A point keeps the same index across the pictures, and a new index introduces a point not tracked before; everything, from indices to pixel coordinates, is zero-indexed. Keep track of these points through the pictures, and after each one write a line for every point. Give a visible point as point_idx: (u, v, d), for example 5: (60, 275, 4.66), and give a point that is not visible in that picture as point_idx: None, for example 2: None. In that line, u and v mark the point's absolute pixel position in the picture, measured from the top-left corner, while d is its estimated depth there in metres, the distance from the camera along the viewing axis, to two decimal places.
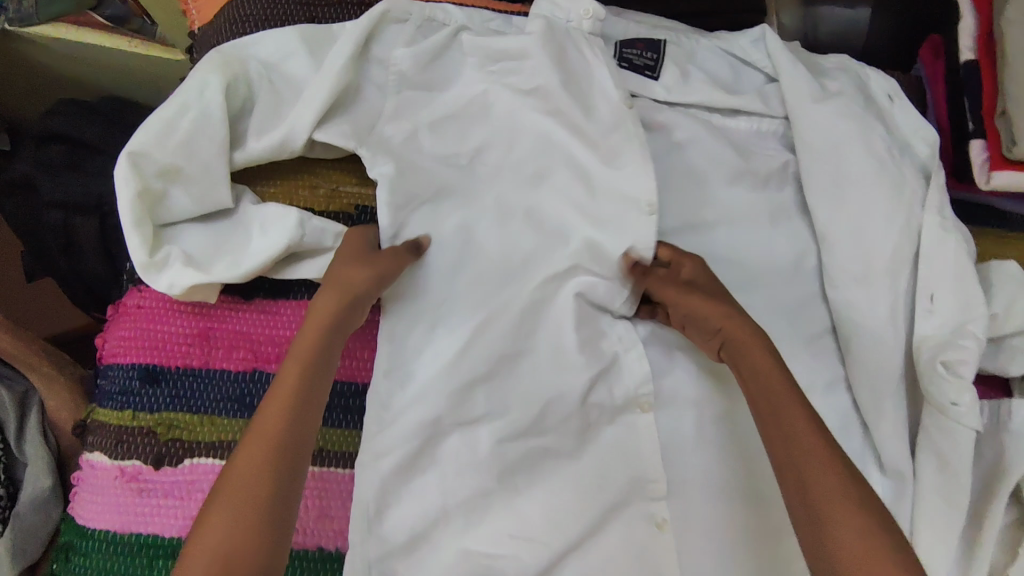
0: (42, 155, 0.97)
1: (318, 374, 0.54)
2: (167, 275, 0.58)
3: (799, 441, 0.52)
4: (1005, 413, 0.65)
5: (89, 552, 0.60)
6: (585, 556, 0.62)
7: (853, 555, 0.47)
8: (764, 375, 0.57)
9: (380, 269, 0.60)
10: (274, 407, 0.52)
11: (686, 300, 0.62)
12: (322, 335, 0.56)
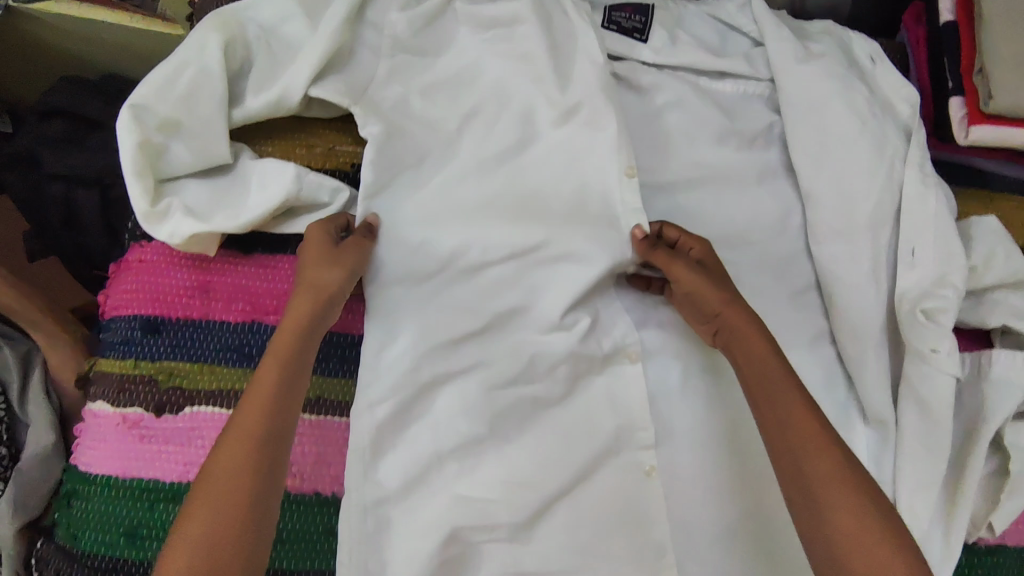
0: (45, 131, 0.98)
1: (295, 372, 0.56)
2: (169, 225, 0.60)
3: (793, 427, 0.56)
4: (986, 364, 0.66)
5: (91, 497, 0.62)
6: (575, 500, 0.64)
7: (843, 533, 0.52)
8: (759, 362, 0.60)
9: (349, 267, 0.60)
10: (253, 406, 0.54)
11: (689, 280, 0.63)
12: (299, 333, 0.58)
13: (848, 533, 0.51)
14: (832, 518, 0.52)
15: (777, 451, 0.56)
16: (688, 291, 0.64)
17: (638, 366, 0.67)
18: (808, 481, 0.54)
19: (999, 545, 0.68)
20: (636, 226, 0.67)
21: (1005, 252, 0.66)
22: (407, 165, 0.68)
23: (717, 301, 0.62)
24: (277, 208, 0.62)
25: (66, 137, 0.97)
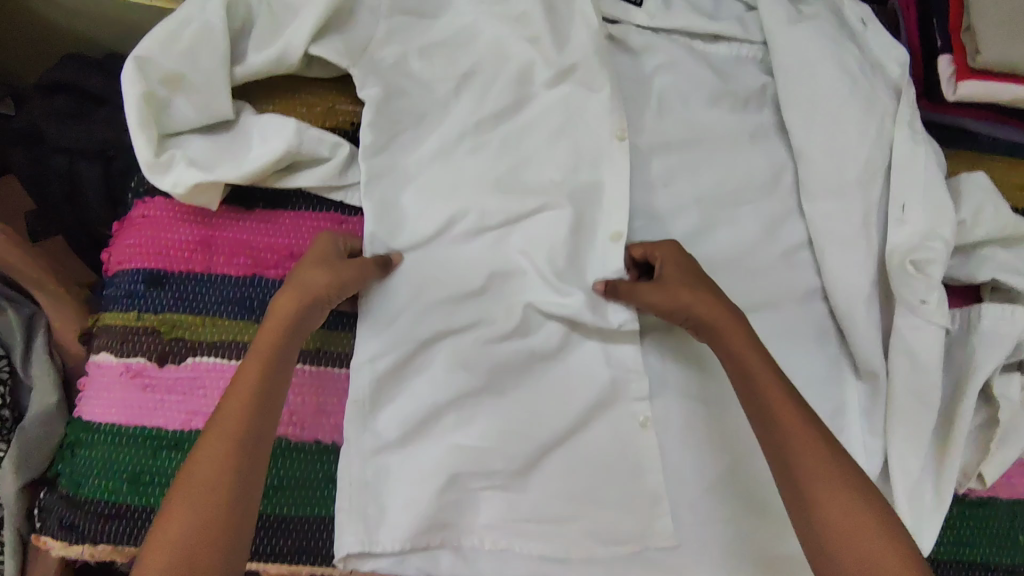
0: (50, 105, 0.96)
1: (275, 377, 0.57)
2: (172, 175, 0.61)
3: (784, 428, 0.57)
4: (975, 318, 0.68)
5: (95, 445, 0.63)
6: (570, 450, 0.65)
7: (837, 527, 0.53)
8: (744, 367, 0.60)
9: (342, 276, 0.60)
10: (232, 409, 0.55)
11: (656, 298, 0.63)
12: (281, 336, 0.58)
13: (842, 527, 0.53)
14: (825, 515, 0.54)
15: (770, 452, 0.58)
16: (657, 309, 0.63)
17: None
18: (800, 479, 0.56)
19: (990, 497, 0.69)
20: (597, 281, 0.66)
21: (993, 208, 0.67)
22: (404, 126, 0.69)
23: (681, 303, 0.62)
24: (278, 161, 0.63)
25: (67, 108, 0.95)
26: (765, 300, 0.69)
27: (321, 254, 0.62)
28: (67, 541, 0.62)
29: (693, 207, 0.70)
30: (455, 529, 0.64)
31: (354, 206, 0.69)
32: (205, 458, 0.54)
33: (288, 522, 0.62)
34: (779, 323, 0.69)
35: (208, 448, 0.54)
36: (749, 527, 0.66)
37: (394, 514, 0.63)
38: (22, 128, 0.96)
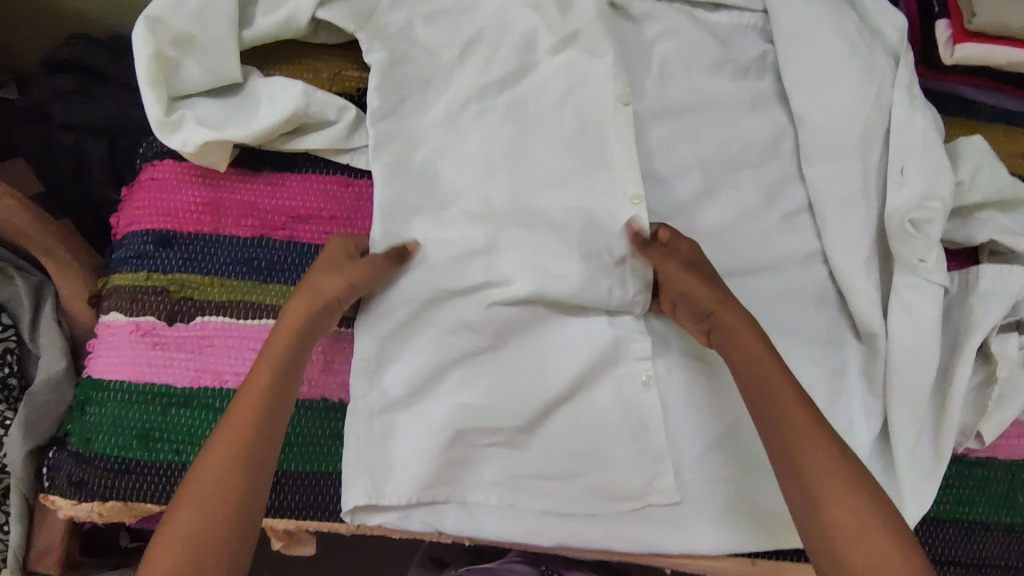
0: (54, 82, 0.93)
1: (287, 377, 0.58)
2: (182, 134, 0.62)
3: (793, 422, 0.55)
4: (973, 279, 0.68)
5: (105, 403, 0.63)
6: (574, 409, 0.66)
7: (846, 530, 0.51)
8: (754, 363, 0.58)
9: (351, 277, 0.61)
10: (243, 408, 0.55)
11: (680, 277, 0.62)
12: (292, 341, 0.58)
13: (849, 528, 0.51)
14: (834, 517, 0.51)
15: (778, 452, 0.55)
16: (678, 285, 0.62)
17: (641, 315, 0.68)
18: (808, 480, 0.53)
19: (988, 458, 0.70)
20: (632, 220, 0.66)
21: (989, 171, 0.69)
22: (408, 94, 0.69)
23: (704, 307, 0.61)
24: (286, 122, 0.64)
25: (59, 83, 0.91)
26: (765, 262, 0.70)
27: (334, 259, 0.63)
28: (75, 499, 0.63)
29: (696, 170, 0.71)
30: (459, 485, 0.66)
31: (360, 169, 0.70)
32: (216, 458, 0.53)
33: (297, 478, 0.65)
34: (779, 285, 0.70)
35: (219, 444, 0.54)
36: (750, 485, 0.67)
37: (399, 470, 0.65)
38: (26, 106, 0.93)
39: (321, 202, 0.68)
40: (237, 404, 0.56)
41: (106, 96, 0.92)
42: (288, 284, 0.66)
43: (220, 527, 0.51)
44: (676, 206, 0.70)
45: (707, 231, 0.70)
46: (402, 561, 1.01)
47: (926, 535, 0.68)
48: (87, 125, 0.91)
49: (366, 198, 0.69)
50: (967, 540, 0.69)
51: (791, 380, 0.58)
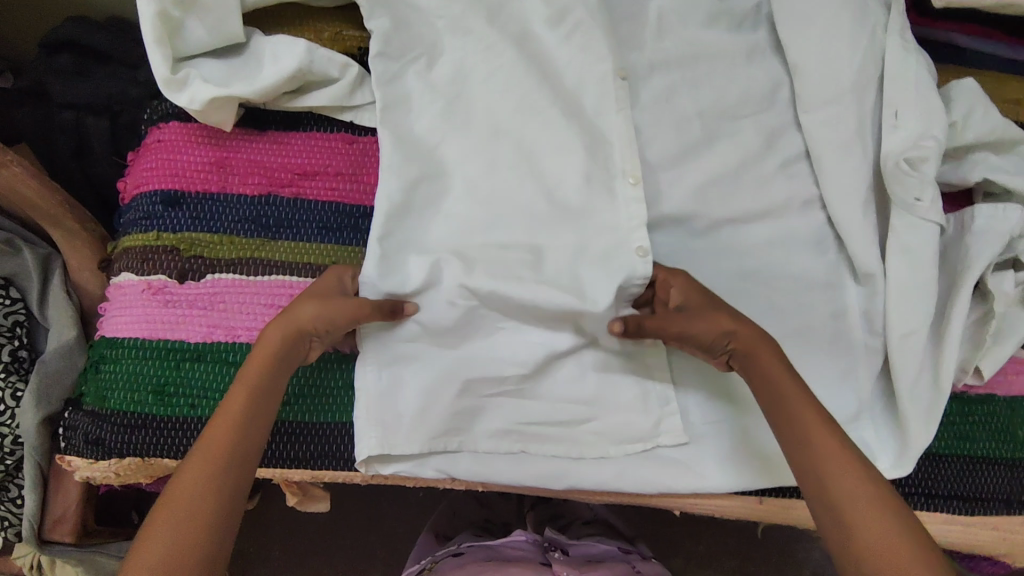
0: (53, 63, 0.88)
1: (262, 403, 0.57)
2: (188, 92, 0.63)
3: (820, 447, 0.55)
4: (968, 218, 0.70)
5: (119, 360, 0.65)
6: (580, 358, 0.67)
7: (878, 551, 0.50)
8: (778, 389, 0.58)
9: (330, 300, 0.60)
10: (218, 434, 0.55)
11: (691, 321, 0.60)
12: (271, 361, 0.58)
13: (877, 546, 0.50)
14: (863, 542, 0.50)
15: (807, 478, 0.55)
16: (689, 331, 0.60)
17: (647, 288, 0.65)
18: (840, 507, 0.52)
19: (987, 395, 0.71)
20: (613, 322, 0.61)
21: (981, 112, 0.71)
22: (410, 59, 0.70)
23: (721, 331, 0.60)
24: (289, 79, 0.65)
25: (52, 57, 0.89)
26: (764, 209, 0.71)
27: (321, 291, 0.62)
28: (93, 457, 0.65)
29: (695, 120, 0.71)
30: (469, 435, 0.67)
31: (364, 127, 0.71)
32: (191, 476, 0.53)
33: (310, 428, 0.67)
34: (777, 231, 0.72)
35: (190, 473, 0.53)
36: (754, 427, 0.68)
37: (409, 424, 0.66)
38: (27, 87, 0.89)
39: (326, 160, 0.69)
40: (211, 433, 0.55)
41: (105, 75, 0.88)
42: (296, 240, 0.68)
43: (186, 560, 0.49)
44: (677, 155, 0.71)
45: (708, 180, 0.71)
46: (408, 531, 1.02)
47: (927, 471, 0.70)
48: (86, 103, 0.85)
49: (369, 154, 0.70)
50: (969, 475, 0.70)
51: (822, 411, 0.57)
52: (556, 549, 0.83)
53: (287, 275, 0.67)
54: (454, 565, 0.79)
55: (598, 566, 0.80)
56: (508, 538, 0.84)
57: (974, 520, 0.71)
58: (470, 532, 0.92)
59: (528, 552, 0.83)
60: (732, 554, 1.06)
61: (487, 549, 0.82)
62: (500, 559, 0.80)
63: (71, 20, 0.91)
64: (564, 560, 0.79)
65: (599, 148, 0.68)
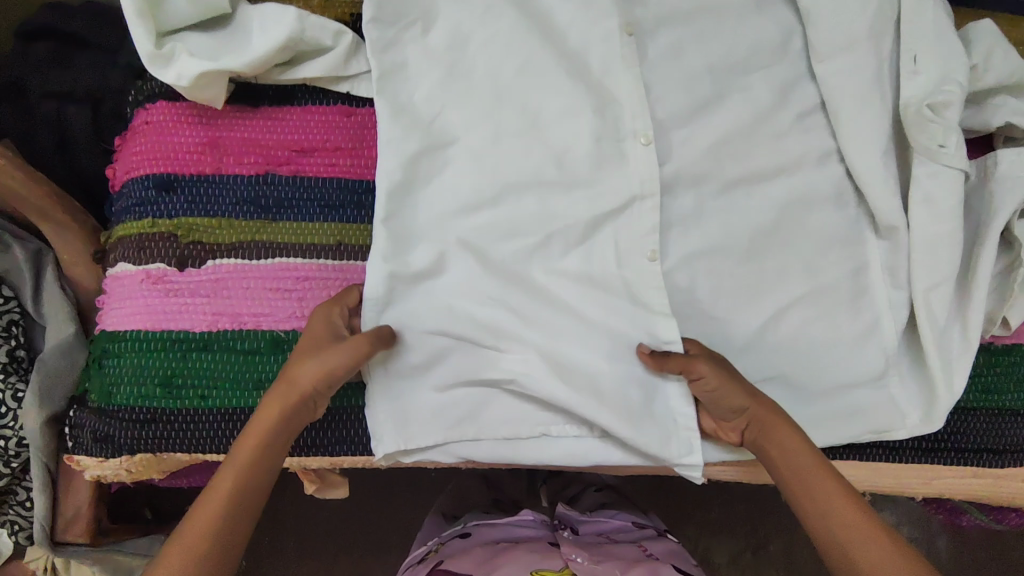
0: (28, 51, 0.84)
1: (253, 488, 0.53)
2: (175, 68, 0.60)
3: (839, 515, 0.53)
4: (992, 164, 0.67)
5: (123, 353, 0.62)
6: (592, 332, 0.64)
7: None
8: (793, 459, 0.57)
9: (330, 363, 0.56)
10: (195, 528, 0.50)
11: (713, 378, 0.59)
12: (263, 438, 0.55)
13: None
14: None
15: (831, 553, 0.53)
16: (714, 389, 0.59)
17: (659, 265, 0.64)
18: None
19: (1015, 344, 0.69)
20: (641, 342, 0.64)
21: (1003, 52, 0.68)
22: (404, 24, 0.65)
23: (736, 406, 0.59)
24: (281, 50, 0.62)
25: (28, 45, 0.85)
26: (781, 166, 0.69)
27: (316, 343, 0.58)
28: (103, 455, 0.62)
29: (705, 76, 0.68)
30: (482, 423, 0.65)
31: (362, 98, 0.68)
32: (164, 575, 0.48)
33: (326, 414, 0.65)
34: (795, 187, 0.69)
35: (168, 561, 0.49)
36: (771, 392, 0.67)
37: (426, 409, 0.64)
38: (4, 79, 0.83)
39: (324, 135, 0.66)
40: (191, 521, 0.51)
41: (84, 63, 0.83)
42: (298, 220, 0.65)
43: None
44: (687, 114, 0.67)
45: (722, 139, 0.68)
46: (421, 511, 1.01)
47: (956, 425, 0.69)
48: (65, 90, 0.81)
49: (368, 126, 0.67)
50: (998, 427, 0.69)
51: (837, 476, 0.56)
52: (565, 528, 0.82)
53: (291, 257, 0.64)
54: (457, 548, 0.75)
55: (608, 547, 0.76)
56: (513, 518, 0.82)
57: (1004, 471, 0.70)
58: (479, 511, 0.88)
59: (535, 534, 0.80)
60: (746, 518, 1.06)
61: (493, 529, 0.80)
62: (507, 540, 0.78)
63: (43, 5, 0.86)
64: (572, 541, 0.76)
65: (608, 111, 0.65)
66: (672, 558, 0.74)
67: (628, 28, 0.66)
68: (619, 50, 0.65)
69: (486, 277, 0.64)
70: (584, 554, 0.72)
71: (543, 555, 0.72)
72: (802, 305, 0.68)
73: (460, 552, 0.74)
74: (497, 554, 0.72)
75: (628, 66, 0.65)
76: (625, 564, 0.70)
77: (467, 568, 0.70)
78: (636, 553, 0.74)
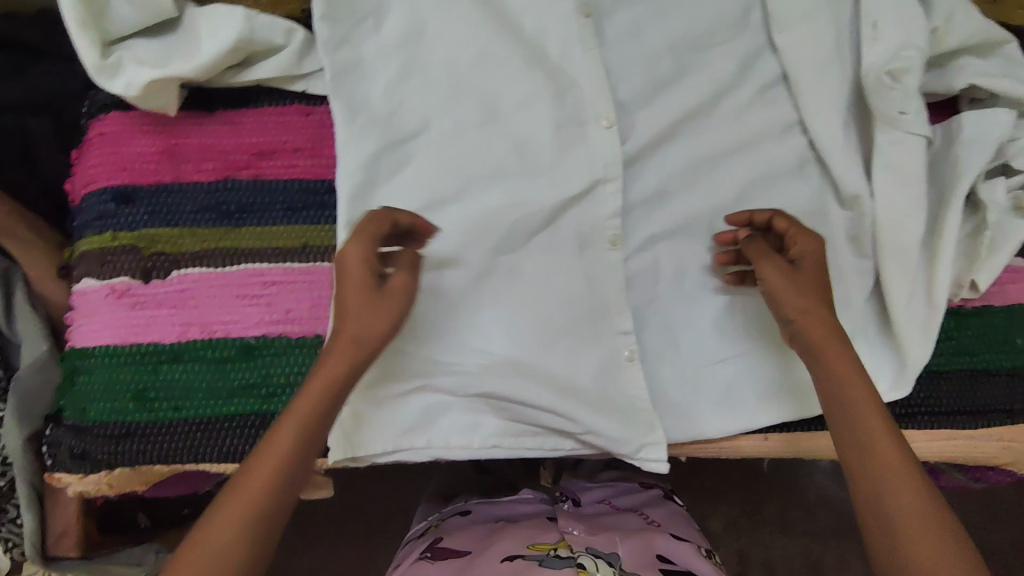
0: None
1: (302, 461, 0.50)
2: (123, 77, 0.59)
3: (876, 450, 0.53)
4: (956, 128, 0.67)
5: (93, 369, 0.62)
6: (560, 318, 0.64)
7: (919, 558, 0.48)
8: (847, 395, 0.55)
9: (392, 314, 0.54)
10: (242, 502, 0.48)
11: (773, 279, 0.60)
12: (319, 407, 0.52)
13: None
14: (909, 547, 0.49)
15: (859, 480, 0.52)
16: (773, 292, 0.60)
17: (620, 251, 0.65)
18: (893, 516, 0.50)
19: (984, 306, 0.70)
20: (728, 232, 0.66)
21: (962, 13, 0.68)
22: (357, 20, 0.64)
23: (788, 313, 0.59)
24: (231, 52, 0.61)
25: None
26: (744, 140, 0.68)
27: (358, 288, 0.54)
28: (81, 472, 0.62)
29: (665, 54, 0.67)
30: (435, 430, 0.63)
31: (319, 96, 0.67)
32: (214, 538, 0.46)
33: None
34: (759, 162, 0.69)
35: (212, 535, 0.46)
36: (739, 369, 0.67)
37: (381, 421, 0.62)
38: None
39: (282, 137, 0.66)
40: (235, 494, 0.48)
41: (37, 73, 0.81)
42: (261, 224, 0.64)
43: None
44: (649, 94, 0.67)
45: (686, 117, 0.67)
46: (414, 500, 1.02)
47: (926, 390, 0.69)
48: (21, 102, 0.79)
49: (326, 125, 0.66)
50: (970, 388, 0.69)
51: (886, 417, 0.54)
52: (565, 499, 0.81)
53: (257, 261, 0.63)
54: (457, 525, 0.77)
55: (608, 519, 0.76)
56: (514, 496, 0.82)
57: (978, 432, 0.70)
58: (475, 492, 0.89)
59: (535, 509, 0.79)
60: (736, 485, 1.08)
61: (492, 506, 0.81)
62: (507, 516, 0.78)
63: None
64: (571, 515, 0.76)
65: (567, 97, 0.65)
66: (673, 524, 0.77)
67: (584, 9, 0.65)
68: (577, 36, 0.65)
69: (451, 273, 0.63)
70: (580, 526, 0.72)
71: (542, 529, 0.72)
72: None
73: (460, 529, 0.75)
74: (497, 530, 0.73)
75: (585, 51, 0.65)
76: (621, 535, 0.71)
77: (466, 545, 0.71)
78: (638, 522, 0.76)
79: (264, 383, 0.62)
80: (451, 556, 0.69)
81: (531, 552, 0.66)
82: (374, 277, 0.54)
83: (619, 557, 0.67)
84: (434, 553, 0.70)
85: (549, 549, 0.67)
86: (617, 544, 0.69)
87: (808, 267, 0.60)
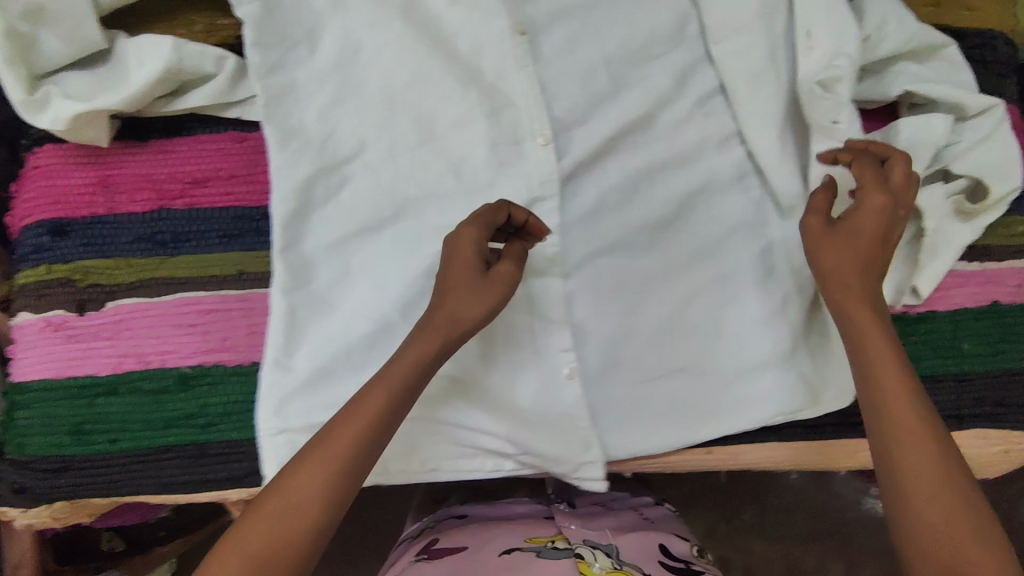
0: None
1: (373, 440, 0.51)
2: (51, 112, 0.60)
3: (900, 409, 0.52)
4: (893, 134, 0.67)
5: (31, 404, 0.62)
6: (499, 337, 0.64)
7: (934, 520, 0.49)
8: (873, 354, 0.54)
9: (491, 299, 0.55)
10: (314, 471, 0.49)
11: (821, 239, 0.58)
12: (404, 388, 0.53)
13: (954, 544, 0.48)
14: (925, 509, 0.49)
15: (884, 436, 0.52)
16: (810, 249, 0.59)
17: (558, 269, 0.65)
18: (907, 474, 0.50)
19: (929, 312, 0.70)
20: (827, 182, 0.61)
21: (895, 20, 0.68)
22: (287, 46, 0.63)
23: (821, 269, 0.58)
24: (161, 81, 0.61)
25: None
26: (683, 152, 0.68)
27: (465, 266, 0.55)
28: (22, 507, 0.62)
29: (601, 69, 0.66)
30: None
31: (253, 121, 0.67)
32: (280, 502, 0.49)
33: (240, 446, 0.62)
34: (697, 174, 0.69)
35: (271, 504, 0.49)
36: (679, 384, 0.67)
37: None
38: None
39: (216, 164, 0.66)
40: (304, 465, 0.50)
41: None
42: (196, 252, 0.64)
43: None
44: (587, 109, 0.66)
45: (624, 132, 0.67)
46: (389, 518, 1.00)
47: None
48: None
49: (261, 150, 0.66)
50: None
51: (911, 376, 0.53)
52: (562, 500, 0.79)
53: (193, 291, 0.63)
54: (451, 523, 0.74)
55: (607, 514, 0.76)
56: (509, 499, 0.80)
57: None
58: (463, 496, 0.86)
59: (530, 509, 0.77)
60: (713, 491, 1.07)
61: (488, 506, 0.78)
62: (500, 516, 0.75)
63: None
64: (568, 512, 0.75)
65: (503, 115, 0.65)
66: (669, 524, 0.77)
67: (519, 26, 0.64)
68: (511, 53, 0.64)
69: (387, 296, 0.63)
70: (577, 521, 0.72)
71: (538, 524, 0.72)
72: (710, 289, 0.68)
73: (454, 529, 0.72)
74: (496, 525, 0.72)
75: (518, 70, 0.65)
76: (618, 530, 0.71)
77: (461, 541, 0.69)
78: (635, 519, 0.76)
79: (202, 413, 0.62)
80: (448, 552, 0.66)
81: (528, 544, 0.66)
82: (479, 261, 0.56)
83: (618, 548, 0.67)
84: (430, 553, 0.67)
85: (546, 542, 0.67)
86: (614, 537, 0.69)
87: (852, 224, 0.58)
